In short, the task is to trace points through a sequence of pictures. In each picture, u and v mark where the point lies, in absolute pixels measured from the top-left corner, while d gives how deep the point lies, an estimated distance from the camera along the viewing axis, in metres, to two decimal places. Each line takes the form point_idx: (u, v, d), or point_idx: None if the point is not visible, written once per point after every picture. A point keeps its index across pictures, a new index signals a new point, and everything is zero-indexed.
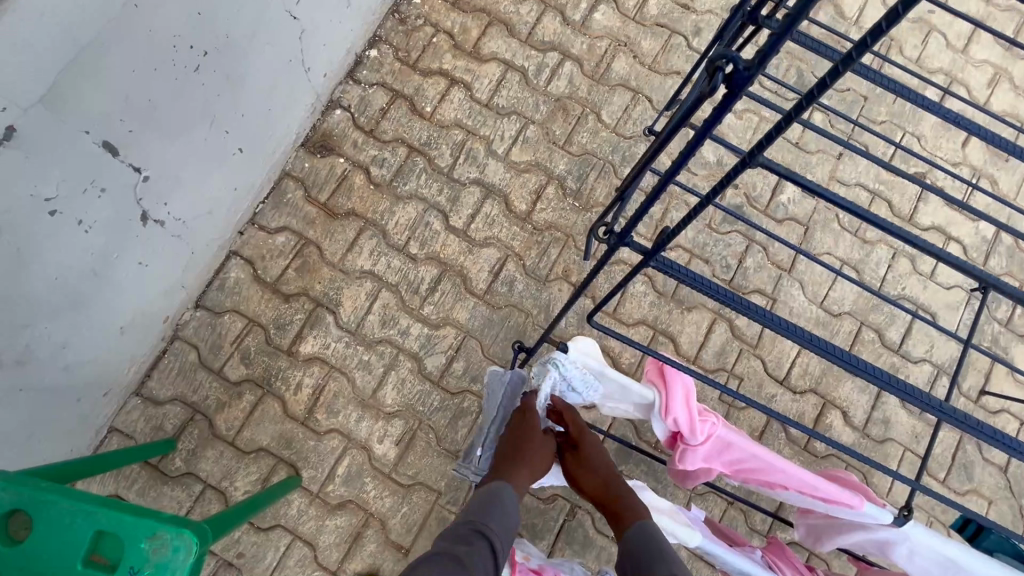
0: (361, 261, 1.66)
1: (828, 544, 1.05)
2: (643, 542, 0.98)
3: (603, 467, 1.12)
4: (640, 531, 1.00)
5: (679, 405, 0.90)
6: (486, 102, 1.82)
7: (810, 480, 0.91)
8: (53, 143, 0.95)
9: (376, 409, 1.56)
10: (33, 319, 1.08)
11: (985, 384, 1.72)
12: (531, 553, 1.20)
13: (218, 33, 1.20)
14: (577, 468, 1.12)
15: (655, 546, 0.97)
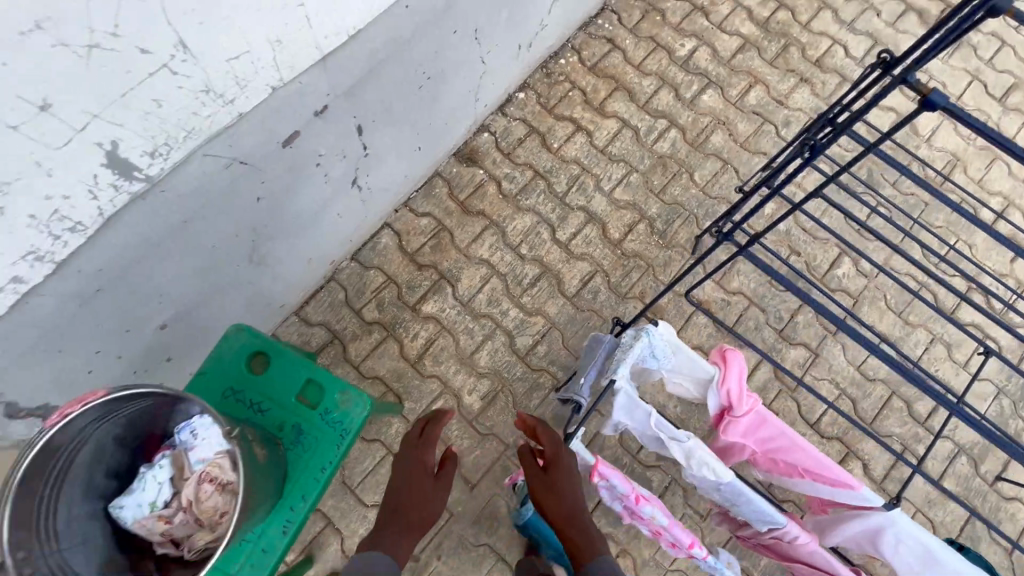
0: (481, 251, 2.07)
1: (831, 537, 1.29)
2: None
3: (568, 494, 1.25)
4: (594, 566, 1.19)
5: (733, 378, 1.22)
6: (602, 148, 2.24)
7: (822, 462, 1.20)
8: (337, 120, 1.41)
9: (471, 367, 1.93)
10: (277, 234, 1.53)
11: (1002, 471, 1.90)
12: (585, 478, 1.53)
13: (441, 65, 1.67)
14: (546, 497, 1.25)
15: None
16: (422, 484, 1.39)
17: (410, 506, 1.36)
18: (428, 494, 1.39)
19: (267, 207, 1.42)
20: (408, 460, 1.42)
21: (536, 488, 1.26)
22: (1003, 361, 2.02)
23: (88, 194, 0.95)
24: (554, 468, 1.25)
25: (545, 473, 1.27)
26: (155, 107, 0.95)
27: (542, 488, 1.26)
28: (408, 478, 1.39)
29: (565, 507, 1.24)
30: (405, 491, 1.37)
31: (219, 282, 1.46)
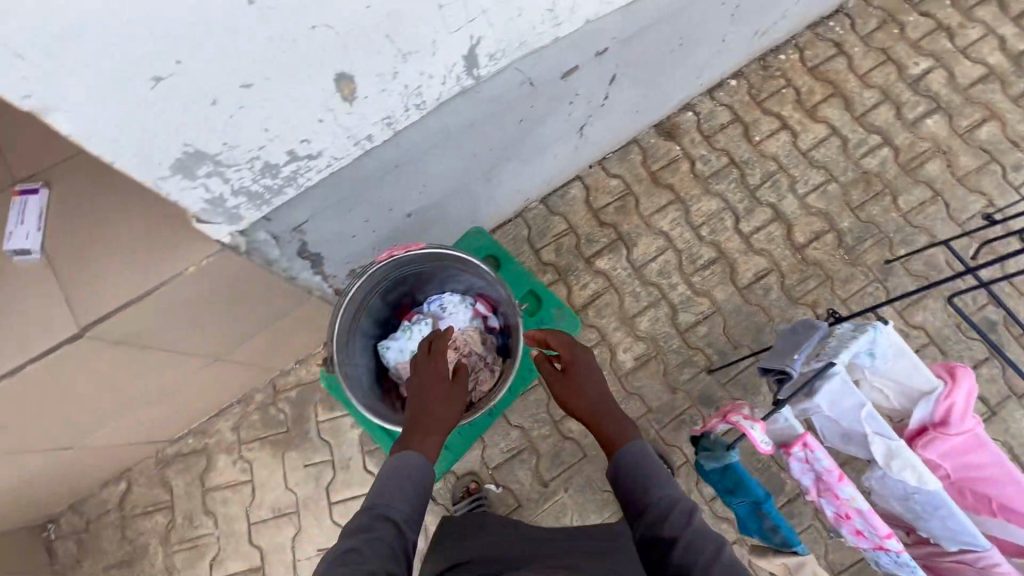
0: (662, 223, 2.12)
1: None
2: (639, 480, 1.12)
3: (586, 392, 1.28)
4: (633, 462, 1.15)
5: (964, 393, 1.22)
6: (805, 151, 2.18)
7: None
8: (604, 65, 1.50)
9: (630, 327, 2.01)
10: (511, 159, 1.66)
11: None
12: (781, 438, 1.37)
13: (695, 34, 1.71)
14: (568, 395, 1.29)
15: (646, 478, 1.12)
16: (432, 387, 1.21)
17: (423, 406, 1.18)
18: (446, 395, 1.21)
19: (520, 130, 1.54)
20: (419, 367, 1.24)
21: (559, 390, 1.30)
22: None
23: (443, 79, 1.10)
24: (572, 370, 1.31)
25: (564, 376, 1.32)
26: (517, 15, 1.07)
27: (566, 385, 1.30)
28: (420, 380, 1.22)
29: (582, 404, 1.27)
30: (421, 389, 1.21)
31: (457, 188, 1.61)
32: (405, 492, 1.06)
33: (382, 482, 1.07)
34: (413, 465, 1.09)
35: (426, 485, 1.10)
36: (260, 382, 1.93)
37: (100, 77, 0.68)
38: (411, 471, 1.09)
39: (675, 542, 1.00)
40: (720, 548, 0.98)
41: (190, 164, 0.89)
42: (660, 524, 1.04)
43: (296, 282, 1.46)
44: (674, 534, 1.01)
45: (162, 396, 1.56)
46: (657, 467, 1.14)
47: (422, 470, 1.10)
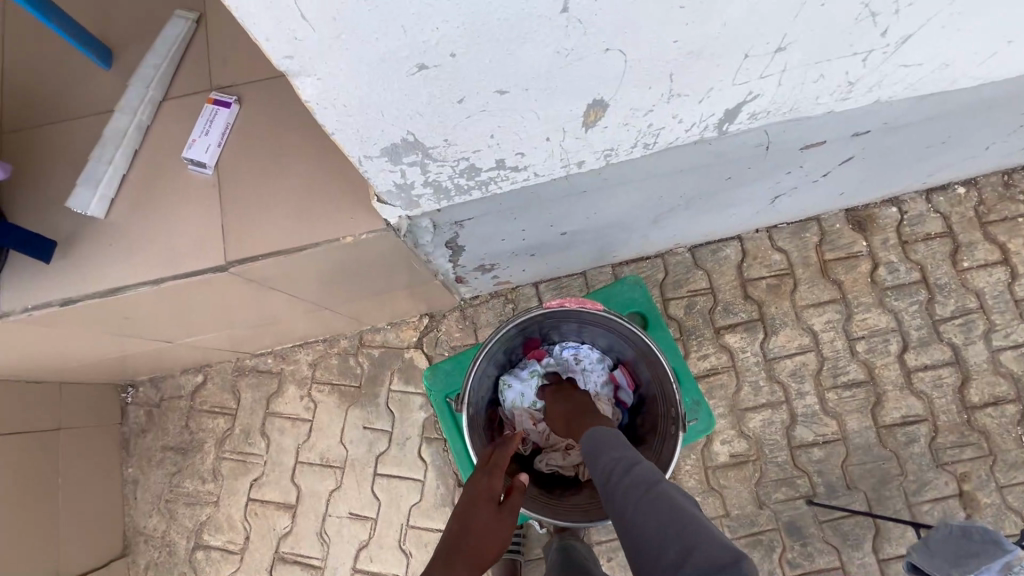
0: (815, 320, 1.85)
1: None
2: (597, 457, 1.06)
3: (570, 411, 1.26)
4: (596, 444, 1.09)
5: None
6: (1019, 299, 1.81)
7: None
8: (851, 146, 1.24)
9: (737, 420, 1.79)
10: (691, 209, 1.45)
11: None
12: None
13: (966, 136, 1.39)
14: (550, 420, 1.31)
15: (608, 446, 1.06)
16: (473, 517, 1.13)
17: (459, 536, 1.11)
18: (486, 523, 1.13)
19: (722, 185, 1.32)
20: (466, 497, 1.18)
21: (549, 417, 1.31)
22: None
23: (690, 124, 0.91)
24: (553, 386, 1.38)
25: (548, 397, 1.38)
26: (814, 80, 0.86)
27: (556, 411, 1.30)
28: (464, 509, 1.16)
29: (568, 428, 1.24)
30: (462, 521, 1.13)
31: (624, 222, 1.43)
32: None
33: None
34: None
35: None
36: (349, 331, 1.89)
37: (371, 53, 0.57)
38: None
39: (620, 499, 0.96)
40: (653, 486, 0.94)
41: (401, 150, 0.77)
42: (608, 487, 1.00)
43: (427, 265, 1.36)
44: (619, 491, 0.97)
45: (265, 322, 1.54)
46: (619, 438, 1.09)
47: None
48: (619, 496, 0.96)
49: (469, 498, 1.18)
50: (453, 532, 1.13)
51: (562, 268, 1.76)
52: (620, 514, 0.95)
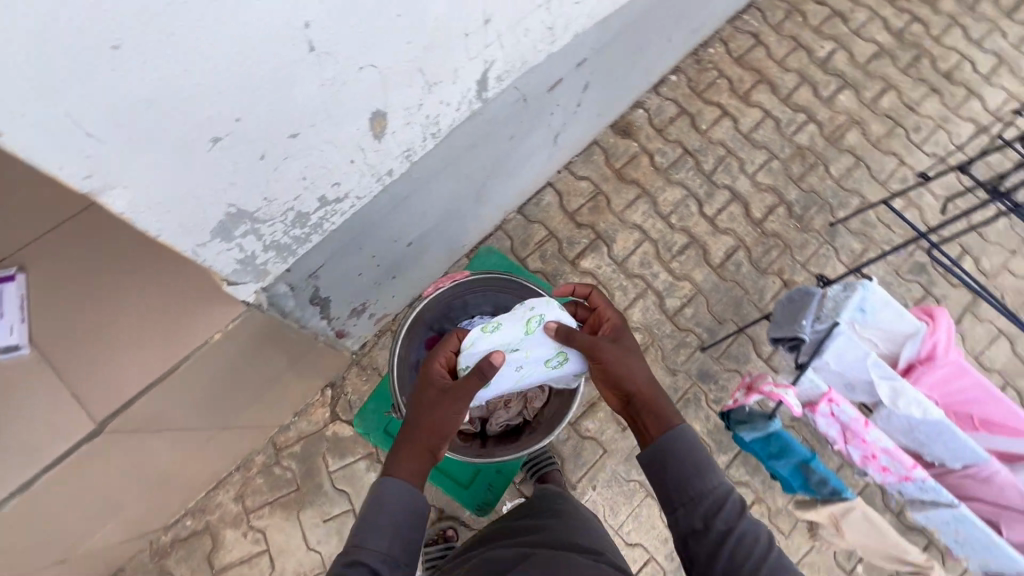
0: (635, 217, 2.22)
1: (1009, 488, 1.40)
2: (667, 458, 1.01)
3: (617, 373, 1.09)
4: (669, 444, 1.01)
5: (941, 331, 1.39)
6: (747, 133, 2.38)
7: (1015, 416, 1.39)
8: (580, 74, 1.55)
9: (624, 322, 2.09)
10: (499, 175, 1.67)
11: None
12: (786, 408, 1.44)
13: (650, 37, 1.81)
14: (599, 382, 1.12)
15: (688, 459, 1.00)
16: (426, 394, 1.07)
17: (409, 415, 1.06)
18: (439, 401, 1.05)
19: (510, 145, 1.55)
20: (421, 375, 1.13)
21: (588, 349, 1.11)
22: None
23: (457, 105, 1.09)
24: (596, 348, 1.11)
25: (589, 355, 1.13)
26: (524, 35, 1.09)
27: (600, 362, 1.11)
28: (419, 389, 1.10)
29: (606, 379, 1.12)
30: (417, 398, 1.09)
31: (454, 210, 1.59)
32: (383, 516, 0.92)
33: (363, 514, 0.93)
34: (388, 482, 0.96)
35: (410, 508, 0.94)
36: (259, 444, 1.78)
37: (165, 142, 0.63)
38: (390, 500, 0.94)
39: (691, 514, 0.97)
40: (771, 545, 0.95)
41: (230, 226, 0.82)
42: (674, 493, 0.99)
43: (303, 331, 1.36)
44: (692, 507, 0.97)
45: (164, 481, 1.39)
46: (698, 444, 1.02)
47: (401, 488, 0.95)
48: (699, 513, 0.97)
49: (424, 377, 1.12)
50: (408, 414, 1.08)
51: (426, 277, 1.87)
52: (682, 525, 0.98)
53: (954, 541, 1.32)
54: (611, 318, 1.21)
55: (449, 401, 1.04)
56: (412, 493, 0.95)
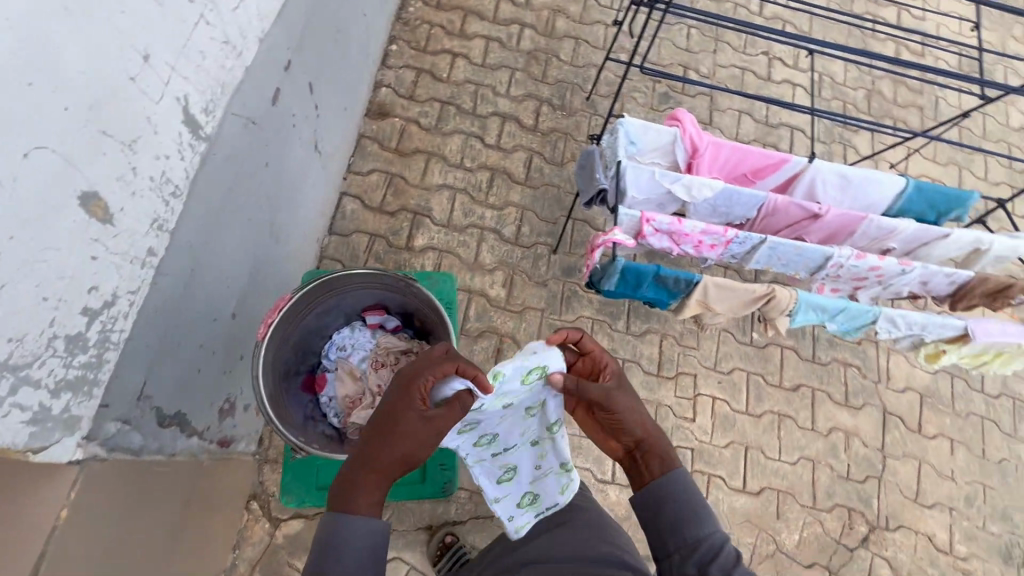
0: (436, 179, 2.33)
1: None
2: (664, 503, 1.00)
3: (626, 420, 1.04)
4: (667, 488, 1.00)
5: (688, 124, 1.65)
6: (482, 63, 2.60)
7: (771, 156, 1.70)
8: (295, 77, 1.54)
9: (481, 269, 2.21)
10: (282, 206, 1.64)
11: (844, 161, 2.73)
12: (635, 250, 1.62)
13: (342, 18, 1.85)
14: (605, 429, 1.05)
15: (686, 506, 0.99)
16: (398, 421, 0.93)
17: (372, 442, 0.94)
18: (410, 433, 0.94)
19: (273, 172, 1.52)
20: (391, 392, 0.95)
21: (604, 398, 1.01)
22: (810, 93, 2.84)
23: (179, 153, 1.03)
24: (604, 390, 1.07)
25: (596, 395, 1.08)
26: (202, 58, 1.05)
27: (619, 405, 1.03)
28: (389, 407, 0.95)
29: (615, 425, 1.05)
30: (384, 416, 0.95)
31: (257, 259, 1.52)
32: (341, 564, 0.87)
33: (318, 558, 0.87)
34: (345, 528, 0.89)
35: (369, 549, 0.89)
36: None
37: None
38: (347, 539, 0.88)
39: (683, 556, 0.95)
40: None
41: None
42: (670, 538, 0.97)
43: (176, 458, 1.26)
44: (688, 552, 0.94)
45: None
46: (694, 490, 1.01)
47: (360, 532, 0.89)
48: (693, 560, 0.93)
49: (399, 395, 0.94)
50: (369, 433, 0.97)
51: None
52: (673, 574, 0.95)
53: (781, 264, 1.62)
54: (610, 367, 1.07)
55: (422, 437, 0.94)
56: (371, 532, 0.90)
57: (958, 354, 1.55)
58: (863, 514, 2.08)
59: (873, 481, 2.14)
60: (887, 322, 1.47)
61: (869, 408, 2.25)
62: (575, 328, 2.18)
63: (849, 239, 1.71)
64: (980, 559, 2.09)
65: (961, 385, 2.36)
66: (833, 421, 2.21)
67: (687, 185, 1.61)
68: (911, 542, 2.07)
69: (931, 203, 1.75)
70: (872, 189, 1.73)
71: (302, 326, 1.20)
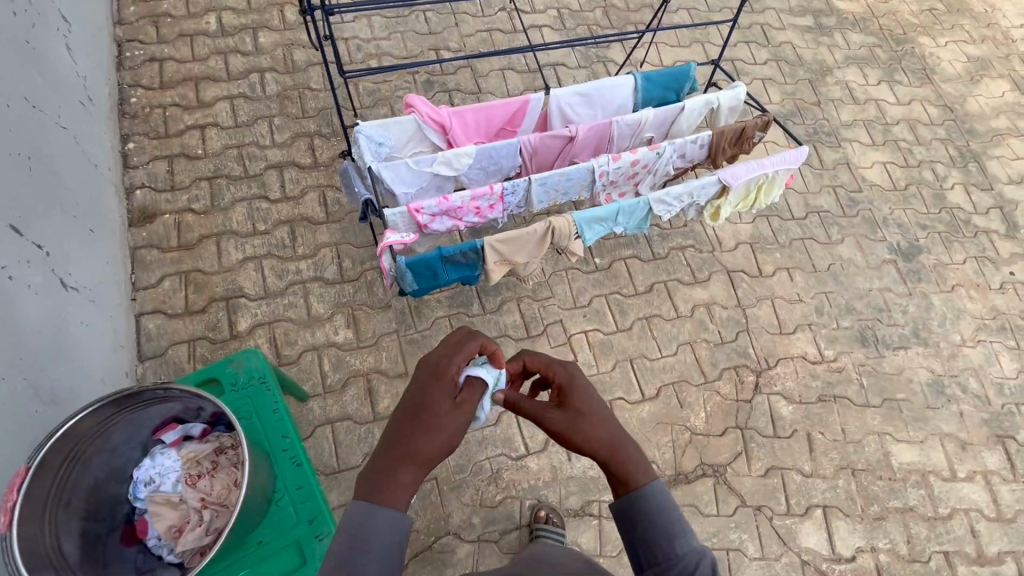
0: (235, 256, 2.19)
1: None
2: (632, 522, 0.99)
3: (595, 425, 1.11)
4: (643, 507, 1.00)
5: (421, 106, 1.67)
6: (234, 124, 2.46)
7: (512, 103, 1.77)
8: None
9: (319, 321, 2.12)
10: (43, 364, 1.45)
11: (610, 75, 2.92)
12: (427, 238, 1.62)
13: (28, 141, 1.65)
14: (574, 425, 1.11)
15: (659, 525, 0.97)
16: (436, 406, 1.04)
17: (401, 430, 1.02)
18: (444, 422, 1.05)
19: (3, 336, 1.33)
20: (420, 383, 1.07)
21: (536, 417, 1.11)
22: (556, 28, 3.00)
23: None
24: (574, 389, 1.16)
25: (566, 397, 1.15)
26: None
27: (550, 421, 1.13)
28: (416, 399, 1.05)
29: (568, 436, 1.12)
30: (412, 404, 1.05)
31: (27, 435, 1.32)
32: (377, 554, 0.88)
33: (347, 547, 0.88)
34: (376, 514, 0.92)
35: (400, 535, 0.92)
36: None
37: None
38: (385, 529, 0.91)
39: (655, 570, 0.94)
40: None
41: None
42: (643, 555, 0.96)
43: None
44: (660, 570, 0.94)
45: None
46: (669, 505, 0.99)
47: (392, 519, 0.92)
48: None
49: (430, 382, 1.07)
50: (398, 425, 1.04)
51: None
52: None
53: (561, 192, 1.70)
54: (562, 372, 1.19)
55: (453, 422, 1.05)
56: (402, 522, 0.92)
57: (731, 203, 1.71)
58: (746, 365, 2.28)
59: (743, 333, 2.35)
60: (659, 204, 1.59)
61: (716, 275, 2.45)
62: (435, 331, 2.16)
63: (611, 146, 1.84)
64: (846, 353, 2.38)
65: (775, 221, 2.65)
66: (692, 301, 2.38)
67: (444, 162, 1.63)
68: (791, 368, 2.31)
69: (663, 86, 1.91)
70: (609, 94, 1.85)
71: (80, 482, 1.08)
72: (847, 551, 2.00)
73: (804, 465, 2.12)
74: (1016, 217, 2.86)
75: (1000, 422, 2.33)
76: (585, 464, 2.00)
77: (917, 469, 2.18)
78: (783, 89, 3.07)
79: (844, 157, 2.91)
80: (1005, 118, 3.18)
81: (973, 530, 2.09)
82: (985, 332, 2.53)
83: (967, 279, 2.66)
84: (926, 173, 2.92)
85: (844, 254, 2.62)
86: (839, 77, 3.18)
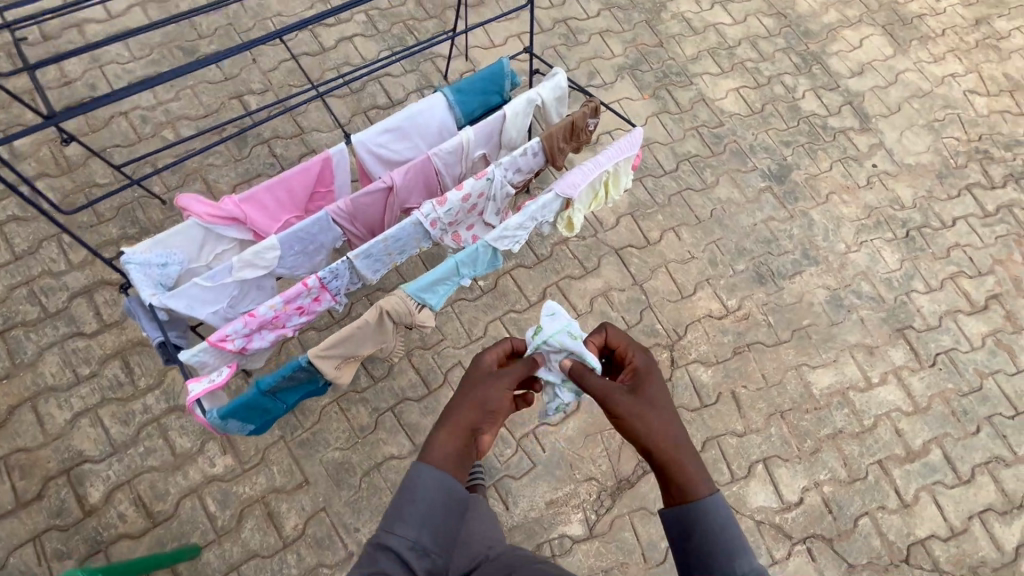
0: (62, 418, 1.84)
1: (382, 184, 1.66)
2: (694, 529, 1.06)
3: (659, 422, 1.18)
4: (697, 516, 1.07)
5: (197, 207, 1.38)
6: (13, 256, 2.03)
7: (310, 166, 1.51)
8: None
9: (188, 458, 1.83)
10: None
11: (442, 70, 2.65)
12: (258, 354, 1.36)
13: None
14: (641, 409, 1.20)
15: (719, 535, 1.03)
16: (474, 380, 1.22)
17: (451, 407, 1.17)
18: (485, 391, 1.20)
19: None
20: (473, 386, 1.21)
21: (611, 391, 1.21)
22: (369, 34, 2.68)
23: None
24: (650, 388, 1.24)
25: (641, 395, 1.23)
26: None
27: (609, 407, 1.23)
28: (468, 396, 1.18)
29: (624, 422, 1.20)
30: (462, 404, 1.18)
31: None
32: (416, 505, 1.00)
33: (400, 499, 1.00)
34: (425, 478, 1.03)
35: (443, 487, 1.03)
36: None
37: None
38: (427, 480, 1.03)
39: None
40: None
41: None
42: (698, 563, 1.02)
43: None
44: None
45: None
46: (728, 523, 1.05)
47: (438, 490, 1.03)
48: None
49: (480, 384, 1.20)
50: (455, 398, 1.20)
51: None
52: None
53: (398, 252, 1.48)
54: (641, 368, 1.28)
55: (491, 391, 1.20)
56: (444, 478, 1.04)
57: (581, 209, 1.56)
58: (657, 344, 2.22)
59: (647, 311, 2.28)
60: (503, 241, 1.41)
61: (605, 259, 2.34)
62: (326, 423, 1.93)
63: (441, 179, 1.63)
64: (748, 297, 2.36)
65: (650, 181, 2.56)
66: (588, 295, 2.27)
67: (245, 264, 1.36)
68: (700, 331, 2.26)
69: (479, 93, 1.72)
70: (424, 122, 1.66)
71: None
72: (794, 495, 2.02)
73: (736, 426, 2.11)
74: (866, 109, 2.93)
75: (897, 316, 2.42)
76: (525, 508, 1.90)
77: (837, 390, 2.23)
78: (622, 38, 2.92)
79: (699, 93, 2.83)
80: (835, 10, 3.20)
81: (898, 431, 2.18)
82: (865, 233, 2.59)
83: (838, 184, 2.70)
84: (777, 88, 2.91)
85: (722, 195, 2.57)
86: (673, 10, 3.08)
